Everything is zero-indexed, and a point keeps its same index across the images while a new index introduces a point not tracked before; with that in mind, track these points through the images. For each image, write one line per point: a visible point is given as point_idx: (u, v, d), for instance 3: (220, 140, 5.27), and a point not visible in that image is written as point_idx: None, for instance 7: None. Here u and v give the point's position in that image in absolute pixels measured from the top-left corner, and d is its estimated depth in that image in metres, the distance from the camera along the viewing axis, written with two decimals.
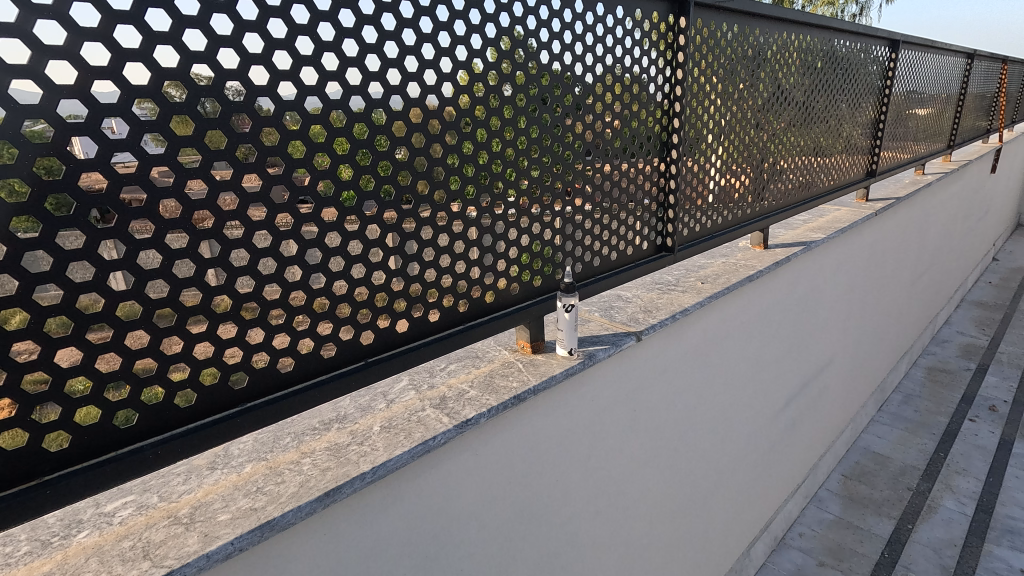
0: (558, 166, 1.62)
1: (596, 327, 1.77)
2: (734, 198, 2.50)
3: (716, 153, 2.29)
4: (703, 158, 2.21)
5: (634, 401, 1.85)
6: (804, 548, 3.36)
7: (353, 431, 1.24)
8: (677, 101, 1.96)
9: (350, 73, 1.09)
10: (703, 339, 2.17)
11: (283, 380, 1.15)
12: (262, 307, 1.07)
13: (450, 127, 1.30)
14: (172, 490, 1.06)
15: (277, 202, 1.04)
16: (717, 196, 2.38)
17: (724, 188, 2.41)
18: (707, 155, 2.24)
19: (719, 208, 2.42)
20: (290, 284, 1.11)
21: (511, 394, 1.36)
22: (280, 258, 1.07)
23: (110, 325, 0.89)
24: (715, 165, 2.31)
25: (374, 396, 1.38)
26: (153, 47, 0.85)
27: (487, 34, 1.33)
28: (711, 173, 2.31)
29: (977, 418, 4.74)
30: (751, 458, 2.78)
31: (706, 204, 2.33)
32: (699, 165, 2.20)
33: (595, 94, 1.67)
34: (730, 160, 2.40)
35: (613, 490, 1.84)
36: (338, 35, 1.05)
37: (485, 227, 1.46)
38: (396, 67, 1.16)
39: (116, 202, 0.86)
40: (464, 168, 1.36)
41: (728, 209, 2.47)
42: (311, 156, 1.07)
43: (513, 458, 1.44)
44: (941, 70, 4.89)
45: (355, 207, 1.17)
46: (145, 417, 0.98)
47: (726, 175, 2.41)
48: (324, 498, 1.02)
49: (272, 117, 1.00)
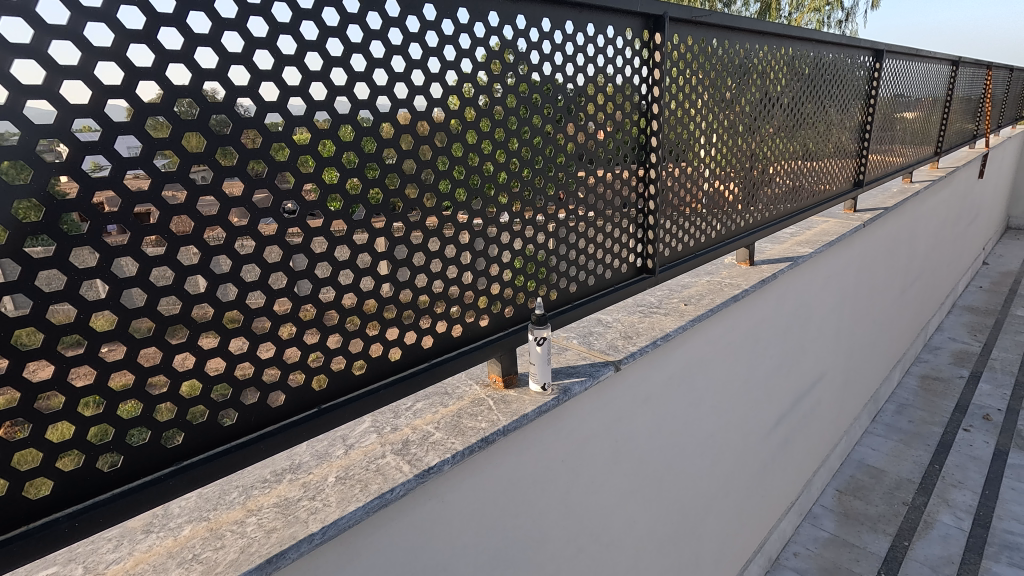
0: (528, 191, 1.54)
1: (573, 357, 1.69)
2: (727, 204, 2.50)
3: (708, 159, 2.31)
4: (693, 164, 2.21)
5: (615, 432, 1.78)
6: (799, 569, 3.28)
7: (306, 483, 1.15)
8: (655, 118, 1.90)
9: (293, 102, 1.01)
10: (687, 362, 2.10)
11: (227, 433, 1.06)
12: (199, 357, 0.99)
13: (407, 154, 1.22)
14: (99, 560, 0.98)
15: (212, 244, 0.96)
16: (710, 203, 2.39)
17: (714, 195, 2.41)
18: (698, 161, 2.25)
19: (713, 217, 2.43)
20: (229, 329, 1.02)
21: (479, 437, 1.27)
22: (218, 303, 0.99)
23: (15, 388, 0.80)
24: (706, 172, 2.32)
25: (333, 442, 1.30)
26: (59, 82, 0.76)
27: (446, 58, 1.25)
28: (703, 181, 2.32)
29: (972, 428, 4.68)
30: (742, 479, 2.71)
31: (700, 212, 2.33)
32: (689, 170, 2.20)
33: (574, 108, 1.62)
34: (721, 167, 2.40)
35: (596, 526, 1.77)
36: (278, 63, 0.98)
37: (449, 258, 1.39)
38: (344, 94, 1.08)
39: (19, 252, 0.77)
40: (424, 197, 1.29)
41: (722, 216, 2.48)
42: (250, 194, 0.99)
43: (484, 503, 1.36)
44: (924, 76, 4.87)
45: (304, 244, 1.08)
46: (61, 485, 0.88)
47: (721, 180, 2.43)
48: (265, 566, 0.94)
49: (203, 153, 0.92)
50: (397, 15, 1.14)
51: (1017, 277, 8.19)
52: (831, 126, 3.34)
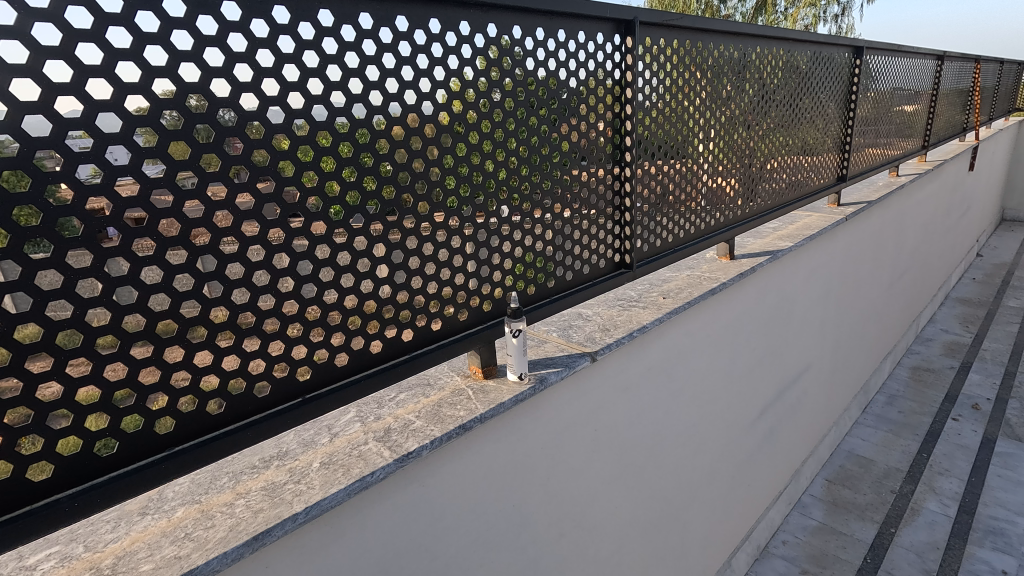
0: (503, 189, 1.60)
1: (551, 349, 1.77)
2: (727, 199, 2.66)
3: (704, 156, 2.44)
4: (691, 161, 2.36)
5: (594, 420, 1.85)
6: (788, 557, 3.35)
7: (292, 469, 1.22)
8: (628, 119, 1.96)
9: (272, 111, 1.08)
10: (667, 353, 2.16)
11: (214, 422, 1.14)
12: (188, 350, 1.06)
13: (382, 158, 1.29)
14: (99, 539, 1.05)
15: (198, 245, 1.03)
16: (708, 200, 2.53)
17: (713, 190, 2.55)
18: (694, 158, 2.39)
19: (712, 210, 2.58)
20: (216, 324, 1.09)
21: (457, 424, 1.35)
22: (204, 300, 1.06)
23: (17, 377, 0.87)
24: (704, 168, 2.46)
25: (319, 430, 1.38)
26: (53, 98, 0.83)
27: (419, 66, 1.32)
28: (700, 176, 2.45)
29: (961, 417, 4.75)
30: (726, 468, 2.78)
31: (699, 207, 2.49)
32: (688, 167, 2.35)
33: (546, 110, 1.68)
34: (718, 162, 2.53)
35: (576, 512, 1.84)
36: (256, 75, 1.05)
37: (427, 255, 1.46)
38: (321, 102, 1.15)
39: (19, 254, 0.84)
40: (401, 198, 1.35)
41: (722, 209, 2.64)
42: (233, 198, 1.06)
43: (463, 487, 1.43)
44: (912, 70, 4.89)
45: (285, 244, 1.16)
46: (62, 469, 0.95)
47: (717, 177, 2.56)
48: (251, 542, 1.01)
49: (188, 160, 0.99)
50: (370, 27, 1.21)
51: (1011, 269, 8.22)
52: (817, 121, 3.39)
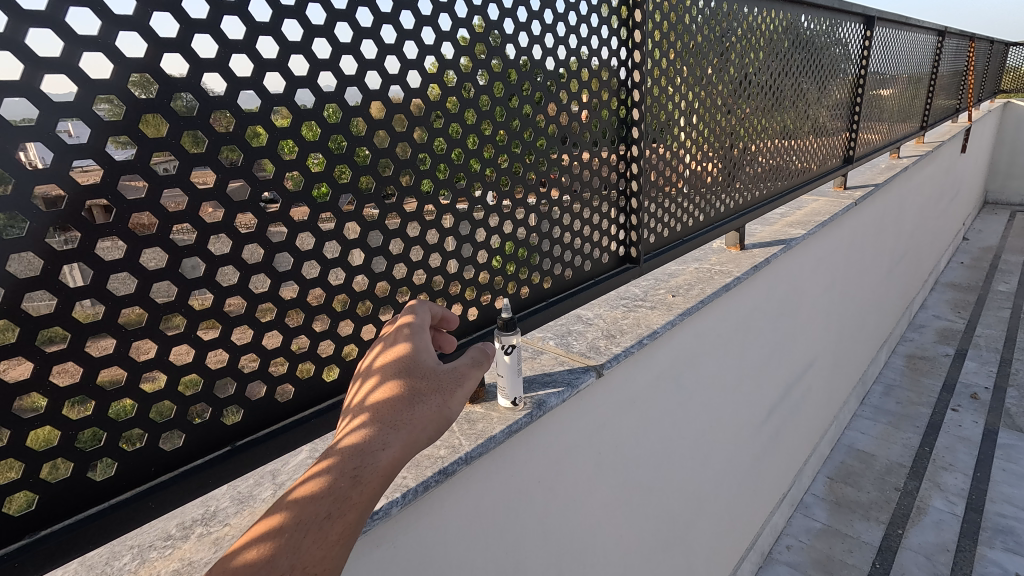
0: (490, 170, 1.30)
1: (549, 362, 1.49)
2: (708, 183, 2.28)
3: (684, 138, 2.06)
4: (672, 143, 1.98)
5: (598, 442, 1.59)
6: (792, 563, 3.17)
7: (218, 540, 0.93)
8: (637, 88, 1.67)
9: (170, 60, 0.77)
10: (675, 359, 1.91)
11: (103, 488, 0.83)
12: (53, 397, 0.74)
13: (334, 129, 0.97)
14: None
15: (60, 250, 0.70)
16: (689, 183, 2.15)
17: (694, 174, 2.18)
18: (675, 139, 2.00)
19: (689, 198, 2.18)
20: (98, 359, 0.77)
21: (435, 469, 1.06)
22: (76, 325, 0.74)
23: None
24: (684, 150, 2.07)
25: (259, 480, 1.09)
26: None
27: (381, 9, 1.00)
28: (681, 158, 2.06)
29: (960, 407, 4.63)
30: (733, 476, 2.57)
31: (677, 192, 2.09)
32: (669, 150, 1.96)
33: (542, 75, 1.37)
34: (700, 147, 2.17)
35: (578, 548, 1.59)
36: (143, 8, 0.73)
37: (396, 254, 1.15)
38: (243, 52, 0.84)
39: None
40: (360, 180, 1.04)
41: (698, 198, 2.23)
42: (114, 180, 0.74)
43: (444, 543, 1.16)
44: (912, 47, 4.70)
45: (198, 245, 0.83)
46: None
47: (701, 160, 2.20)
48: None
49: (39, 126, 0.67)
50: None
51: (998, 252, 8.19)
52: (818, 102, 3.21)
